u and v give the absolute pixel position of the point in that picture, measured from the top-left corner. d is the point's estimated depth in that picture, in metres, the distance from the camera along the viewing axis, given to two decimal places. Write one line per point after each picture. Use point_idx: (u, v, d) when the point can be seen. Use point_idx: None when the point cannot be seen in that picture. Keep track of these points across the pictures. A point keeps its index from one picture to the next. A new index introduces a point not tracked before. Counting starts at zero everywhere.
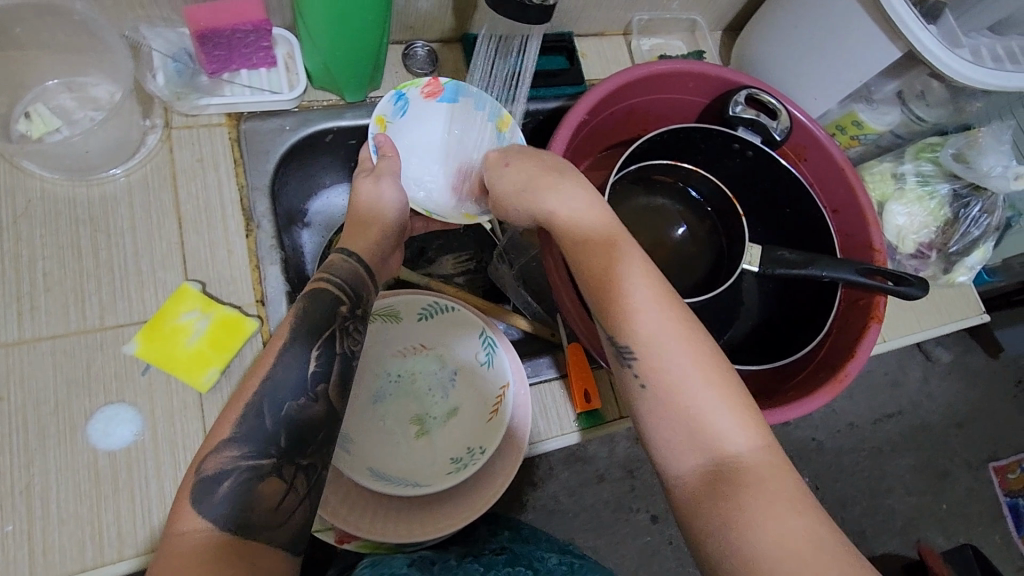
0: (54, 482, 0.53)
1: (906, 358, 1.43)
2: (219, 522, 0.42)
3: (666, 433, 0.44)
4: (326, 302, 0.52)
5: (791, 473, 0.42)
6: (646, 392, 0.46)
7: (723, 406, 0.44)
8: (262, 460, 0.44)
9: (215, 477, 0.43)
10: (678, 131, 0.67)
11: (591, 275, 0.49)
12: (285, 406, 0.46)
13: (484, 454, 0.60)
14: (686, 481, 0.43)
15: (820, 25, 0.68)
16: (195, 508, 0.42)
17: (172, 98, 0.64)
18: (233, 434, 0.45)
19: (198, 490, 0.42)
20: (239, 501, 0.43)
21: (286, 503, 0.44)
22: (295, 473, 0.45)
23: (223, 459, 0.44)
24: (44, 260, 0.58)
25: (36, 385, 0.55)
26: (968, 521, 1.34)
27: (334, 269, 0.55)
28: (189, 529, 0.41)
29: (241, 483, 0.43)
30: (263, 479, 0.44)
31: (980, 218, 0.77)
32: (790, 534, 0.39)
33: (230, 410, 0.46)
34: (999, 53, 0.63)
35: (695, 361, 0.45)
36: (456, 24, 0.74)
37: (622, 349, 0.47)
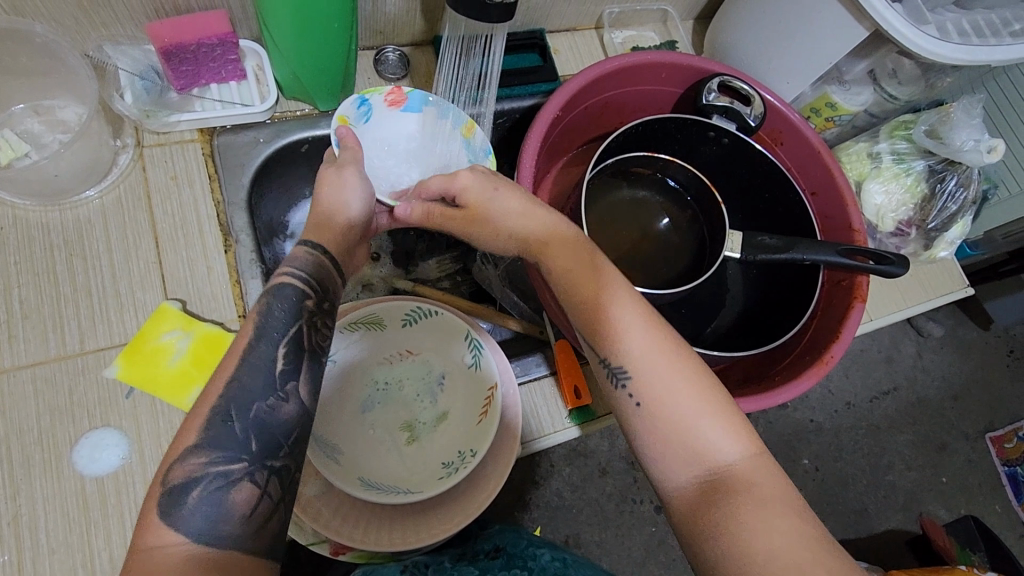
0: (42, 511, 0.52)
1: (898, 335, 1.44)
2: (191, 537, 0.38)
3: (660, 446, 0.44)
4: (289, 298, 0.47)
5: (779, 476, 0.43)
6: (639, 409, 0.46)
7: (717, 422, 0.44)
8: (233, 465, 0.40)
9: (182, 486, 0.39)
10: (653, 122, 0.67)
11: (578, 299, 0.49)
12: (253, 408, 0.42)
13: (475, 457, 0.59)
14: (683, 496, 0.43)
15: (787, 9, 0.68)
16: (164, 523, 0.38)
17: (140, 116, 0.63)
18: (197, 440, 0.40)
19: (165, 501, 0.39)
20: (213, 511, 0.39)
21: (260, 511, 0.40)
22: (269, 478, 0.41)
23: (190, 467, 0.40)
24: (21, 287, 0.58)
25: (19, 414, 0.54)
26: (969, 493, 1.35)
27: (296, 262, 0.49)
28: (160, 543, 0.37)
29: (210, 492, 0.39)
30: (235, 487, 0.40)
31: (957, 191, 0.77)
32: (781, 534, 0.41)
33: (194, 415, 0.42)
34: (964, 27, 0.63)
35: (687, 380, 0.45)
36: (427, 27, 0.74)
37: (615, 371, 0.47)
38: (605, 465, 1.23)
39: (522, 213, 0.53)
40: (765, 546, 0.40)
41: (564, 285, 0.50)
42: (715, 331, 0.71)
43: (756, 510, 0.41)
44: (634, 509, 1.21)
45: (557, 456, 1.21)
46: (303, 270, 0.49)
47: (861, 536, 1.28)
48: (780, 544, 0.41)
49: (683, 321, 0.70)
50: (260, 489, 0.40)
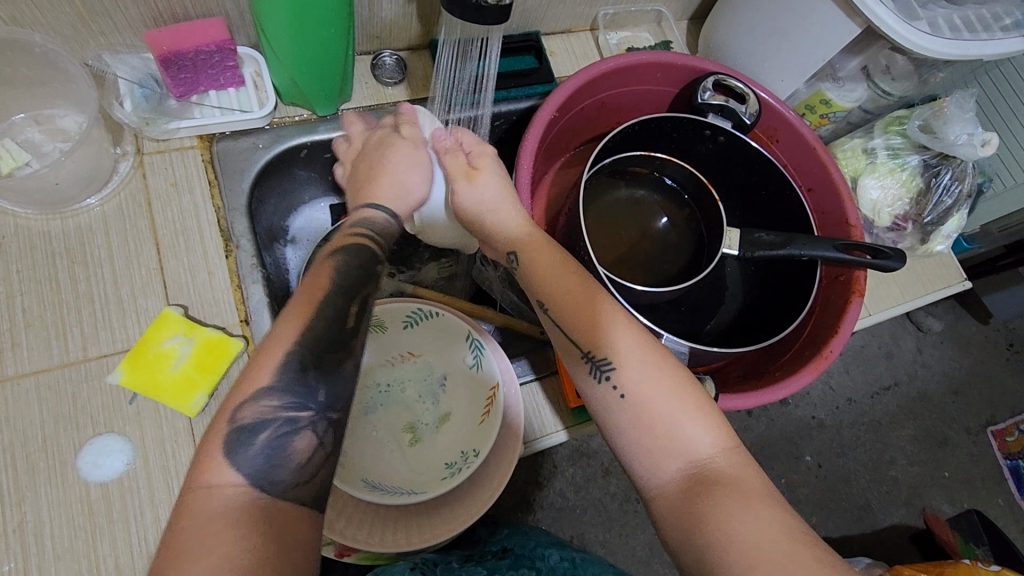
0: (48, 517, 0.52)
1: (898, 330, 1.44)
2: (249, 479, 0.40)
3: (645, 438, 0.46)
4: (362, 254, 0.50)
5: (755, 470, 0.45)
6: (624, 401, 0.47)
7: (696, 417, 0.46)
8: (301, 412, 0.43)
9: (251, 426, 0.41)
10: (649, 122, 0.67)
11: (563, 298, 0.50)
12: (325, 358, 0.44)
13: (477, 457, 0.60)
14: (666, 487, 0.45)
15: (780, 7, 0.69)
16: (227, 460, 0.40)
17: (140, 124, 0.63)
18: (269, 382, 0.43)
19: (232, 439, 0.41)
20: (274, 456, 0.41)
21: (314, 461, 0.43)
22: (328, 430, 0.43)
23: (261, 409, 0.42)
24: (24, 295, 0.58)
25: (23, 422, 0.54)
26: (972, 486, 1.35)
27: (365, 224, 0.53)
28: (220, 483, 0.40)
29: (277, 435, 0.42)
30: (298, 433, 0.42)
31: (952, 186, 0.78)
32: (770, 529, 0.41)
33: (265, 357, 0.43)
34: (956, 22, 0.64)
35: (668, 377, 0.47)
36: (423, 31, 0.74)
37: (599, 364, 0.48)
38: (608, 465, 1.23)
39: (510, 209, 0.56)
40: (752, 539, 0.41)
41: (550, 284, 0.51)
42: (715, 328, 0.71)
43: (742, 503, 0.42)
44: (638, 509, 1.21)
45: (560, 456, 1.21)
46: (372, 232, 0.53)
47: (865, 532, 1.28)
48: (771, 539, 0.41)
49: (683, 319, 0.70)
50: (319, 440, 0.43)
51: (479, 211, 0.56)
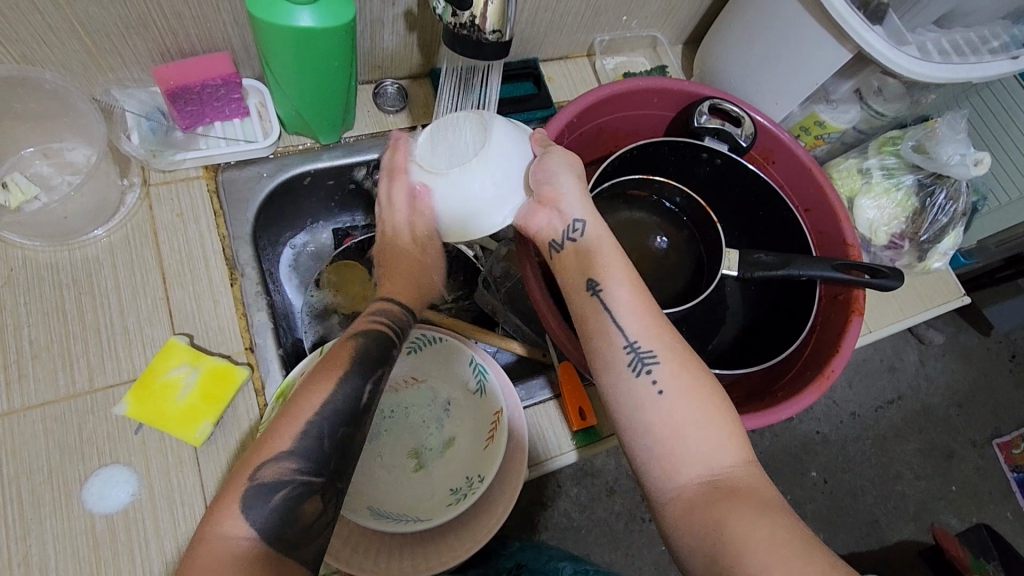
0: (52, 551, 0.52)
1: (899, 343, 1.44)
2: (260, 534, 0.43)
3: (675, 438, 0.46)
4: (376, 341, 0.53)
5: (765, 484, 0.45)
6: (663, 399, 0.47)
7: (723, 427, 0.46)
8: (314, 477, 0.46)
9: (272, 485, 0.44)
10: (646, 146, 0.70)
11: (614, 293, 0.51)
12: (341, 431, 0.48)
13: (483, 482, 0.59)
14: (685, 491, 0.45)
15: (773, 32, 0.70)
16: (240, 514, 0.43)
17: (147, 156, 0.65)
18: (291, 449, 0.45)
19: (248, 496, 0.43)
20: (282, 515, 0.44)
21: (319, 524, 0.46)
22: (332, 499, 0.47)
23: (282, 469, 0.45)
24: (31, 327, 0.59)
25: (29, 455, 0.55)
26: (980, 500, 1.34)
27: (379, 311, 0.57)
28: (231, 535, 0.42)
29: (288, 498, 0.44)
30: (308, 498, 0.45)
31: (946, 205, 0.79)
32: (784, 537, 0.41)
33: (285, 423, 0.47)
34: (944, 46, 0.65)
35: (702, 386, 0.48)
36: (424, 60, 0.76)
37: (642, 355, 0.49)
38: (612, 484, 1.22)
39: (578, 199, 0.54)
40: (768, 548, 0.40)
41: (609, 273, 0.52)
42: (717, 348, 0.72)
43: (756, 510, 0.42)
44: (643, 528, 1.20)
45: (564, 476, 1.21)
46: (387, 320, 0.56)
47: (874, 548, 1.27)
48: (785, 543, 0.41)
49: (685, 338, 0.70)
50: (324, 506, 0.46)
51: (547, 194, 0.53)
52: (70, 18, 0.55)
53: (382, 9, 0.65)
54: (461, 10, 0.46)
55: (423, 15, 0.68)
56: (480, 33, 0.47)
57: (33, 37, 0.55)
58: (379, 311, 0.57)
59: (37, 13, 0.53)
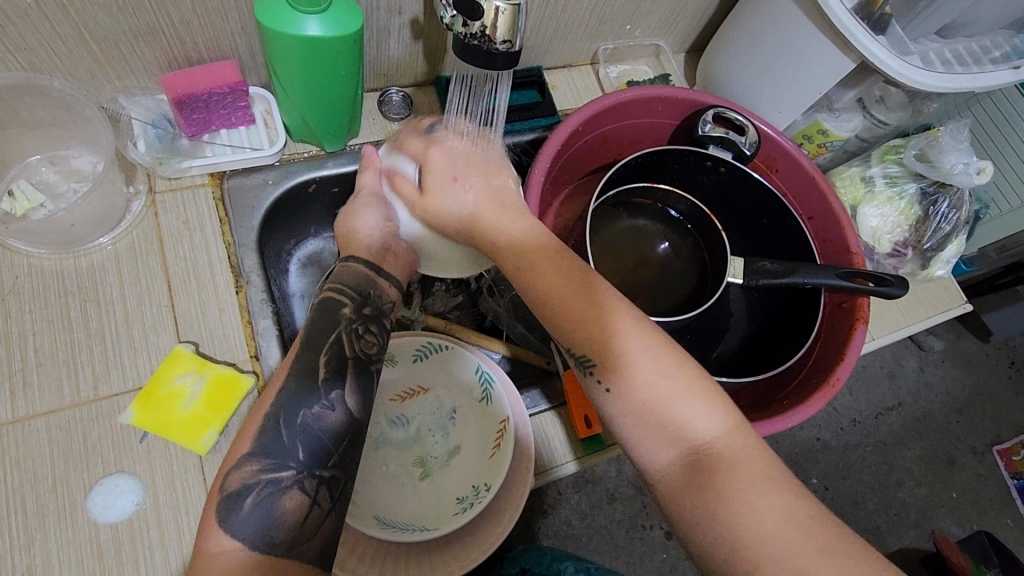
0: (56, 561, 0.52)
1: (900, 350, 1.45)
2: (247, 540, 0.44)
3: (638, 431, 0.46)
4: (332, 311, 0.54)
5: (756, 450, 0.45)
6: (613, 396, 0.47)
7: (687, 394, 0.46)
8: (283, 471, 0.46)
9: (240, 491, 0.45)
10: (650, 155, 0.69)
11: (550, 287, 0.51)
12: (301, 416, 0.48)
13: (489, 491, 0.60)
14: (665, 478, 0.45)
15: (776, 42, 0.71)
16: (223, 530, 0.44)
17: (154, 164, 0.64)
18: (253, 449, 0.47)
19: (225, 506, 0.45)
20: (265, 516, 0.45)
21: (313, 518, 0.46)
22: (318, 486, 0.47)
23: (246, 473, 0.46)
24: (35, 335, 0.58)
25: (33, 464, 0.54)
26: (980, 507, 1.34)
27: (341, 277, 0.56)
28: (220, 549, 0.43)
29: (263, 498, 0.45)
30: (287, 494, 0.46)
31: (950, 213, 0.79)
32: (788, 504, 0.42)
33: (251, 426, 0.48)
34: (947, 56, 0.66)
35: (650, 360, 0.47)
36: (429, 68, 0.76)
37: (580, 359, 0.49)
38: (613, 492, 1.22)
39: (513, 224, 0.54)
40: (759, 530, 0.41)
41: (537, 271, 0.51)
42: (722, 355, 0.72)
43: (749, 477, 0.43)
44: (644, 535, 1.20)
45: (565, 483, 1.20)
46: (345, 286, 0.55)
47: None
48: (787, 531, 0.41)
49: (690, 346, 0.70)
50: (310, 496, 0.46)
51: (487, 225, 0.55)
52: (79, 27, 0.55)
53: (389, 18, 0.65)
54: (472, 20, 0.46)
55: (429, 24, 0.68)
56: (491, 44, 0.47)
57: (42, 45, 0.55)
58: (338, 276, 0.56)
59: (46, 21, 0.53)
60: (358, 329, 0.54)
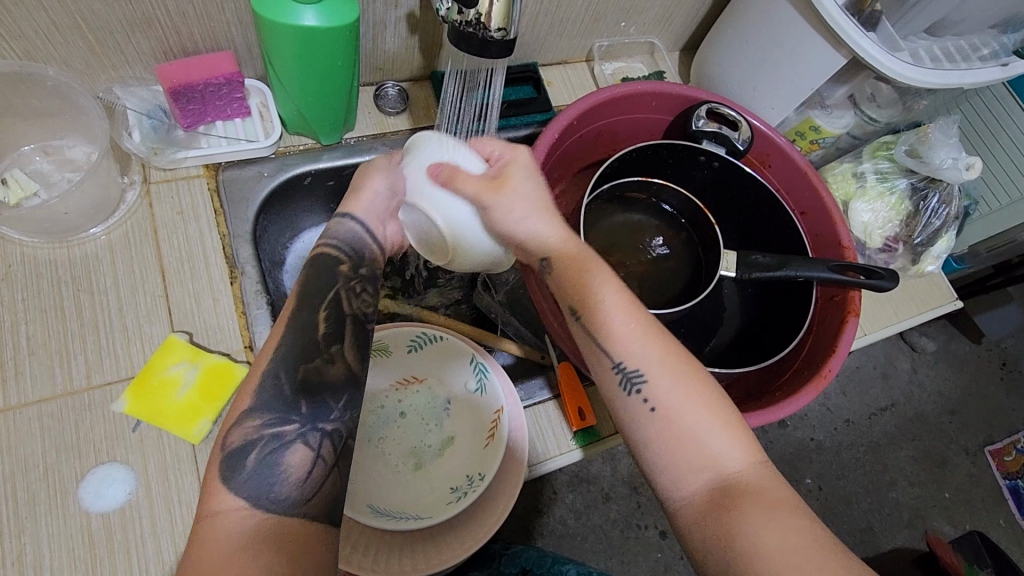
0: (46, 550, 0.51)
1: (892, 350, 1.46)
2: (250, 497, 0.43)
3: (674, 456, 0.45)
4: (328, 269, 0.53)
5: (781, 485, 0.45)
6: (656, 418, 0.46)
7: (725, 432, 0.46)
8: (284, 425, 0.46)
9: (241, 448, 0.45)
10: (645, 148, 0.70)
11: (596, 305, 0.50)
12: (300, 369, 0.48)
13: (483, 479, 0.60)
14: (691, 504, 0.44)
15: (768, 38, 0.72)
16: (229, 488, 0.43)
17: (149, 154, 0.65)
18: (253, 404, 0.46)
19: (226, 466, 0.44)
20: (268, 473, 0.44)
21: (316, 475, 0.46)
22: (321, 441, 0.47)
23: (248, 429, 0.45)
24: (27, 323, 0.58)
25: (24, 452, 0.54)
26: (972, 508, 1.35)
27: (337, 233, 0.55)
28: (224, 508, 0.42)
29: (267, 453, 0.45)
30: (293, 450, 0.46)
31: (939, 208, 0.80)
32: (797, 546, 0.41)
33: (249, 381, 0.48)
34: (936, 53, 0.67)
35: (696, 394, 0.47)
36: (425, 63, 0.77)
37: (629, 375, 0.48)
38: (607, 491, 1.22)
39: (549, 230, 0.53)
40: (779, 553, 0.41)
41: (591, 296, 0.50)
42: (714, 349, 0.72)
43: (767, 518, 0.42)
44: (639, 535, 1.20)
45: (560, 483, 1.20)
46: (338, 240, 0.55)
47: (869, 556, 1.27)
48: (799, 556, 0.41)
49: (683, 340, 0.71)
50: (313, 451, 0.46)
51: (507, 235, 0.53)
52: (75, 16, 0.55)
53: (385, 11, 0.66)
54: (467, 9, 0.47)
55: (425, 18, 0.69)
56: (486, 32, 0.48)
57: (37, 34, 0.55)
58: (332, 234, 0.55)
59: (42, 9, 0.53)
60: (356, 287, 0.54)
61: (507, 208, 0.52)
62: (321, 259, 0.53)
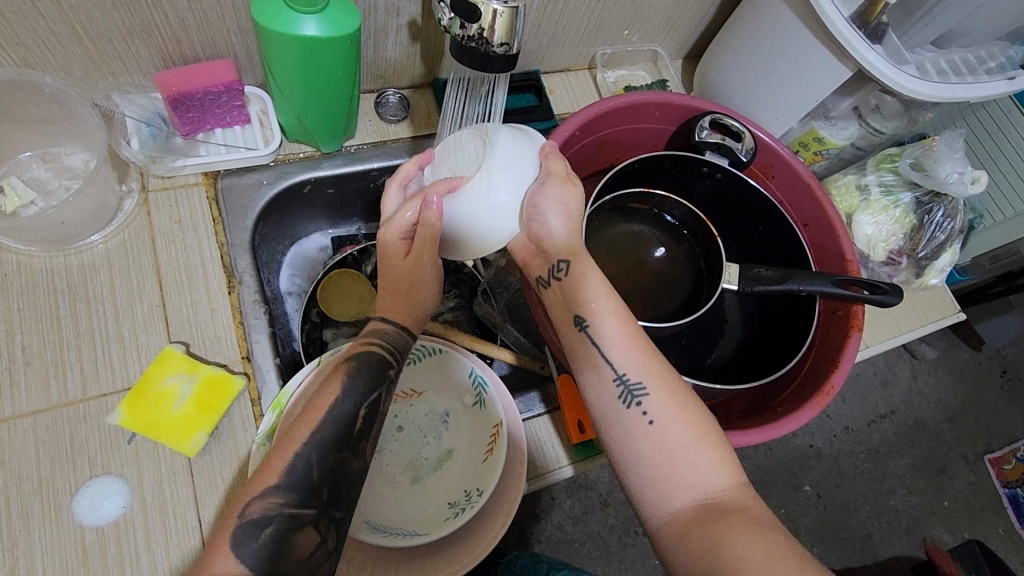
0: (39, 563, 0.51)
1: (893, 358, 1.45)
2: (252, 565, 0.43)
3: (662, 472, 0.45)
4: (373, 370, 0.52)
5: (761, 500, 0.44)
6: (651, 433, 0.46)
7: (714, 452, 0.45)
8: (303, 509, 0.46)
9: (258, 520, 0.44)
10: (647, 159, 0.69)
11: (600, 319, 0.51)
12: (328, 458, 0.48)
13: (482, 496, 0.59)
14: (677, 519, 0.44)
15: (774, 49, 0.71)
16: (231, 552, 0.43)
17: (147, 162, 0.64)
18: (280, 482, 0.46)
19: (239, 534, 0.44)
20: (275, 549, 0.44)
21: (317, 556, 0.46)
22: (329, 526, 0.47)
23: (268, 504, 0.45)
24: (23, 333, 0.58)
25: (17, 464, 0.53)
26: (972, 516, 1.34)
27: (384, 334, 0.54)
28: (224, 572, 0.42)
29: (281, 530, 0.44)
30: (302, 530, 0.45)
31: (944, 222, 0.79)
32: (780, 558, 0.40)
33: (274, 459, 0.47)
34: (942, 66, 0.66)
35: (692, 413, 0.47)
36: (426, 70, 0.76)
37: (631, 388, 0.48)
38: (606, 497, 1.22)
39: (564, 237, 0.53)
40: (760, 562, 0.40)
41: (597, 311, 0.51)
42: (715, 362, 0.72)
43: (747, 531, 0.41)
44: (637, 542, 1.19)
45: (558, 488, 1.20)
46: (385, 341, 0.53)
47: (867, 564, 1.27)
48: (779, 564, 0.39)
49: (684, 352, 0.70)
50: (322, 537, 0.46)
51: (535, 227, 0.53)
52: (73, 23, 0.54)
53: (387, 19, 0.65)
54: (470, 22, 0.46)
55: (427, 26, 0.68)
56: (489, 46, 0.47)
57: (34, 41, 0.55)
58: (376, 334, 0.54)
59: (40, 16, 0.53)
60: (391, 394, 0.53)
61: (557, 200, 0.52)
62: (364, 357, 0.52)
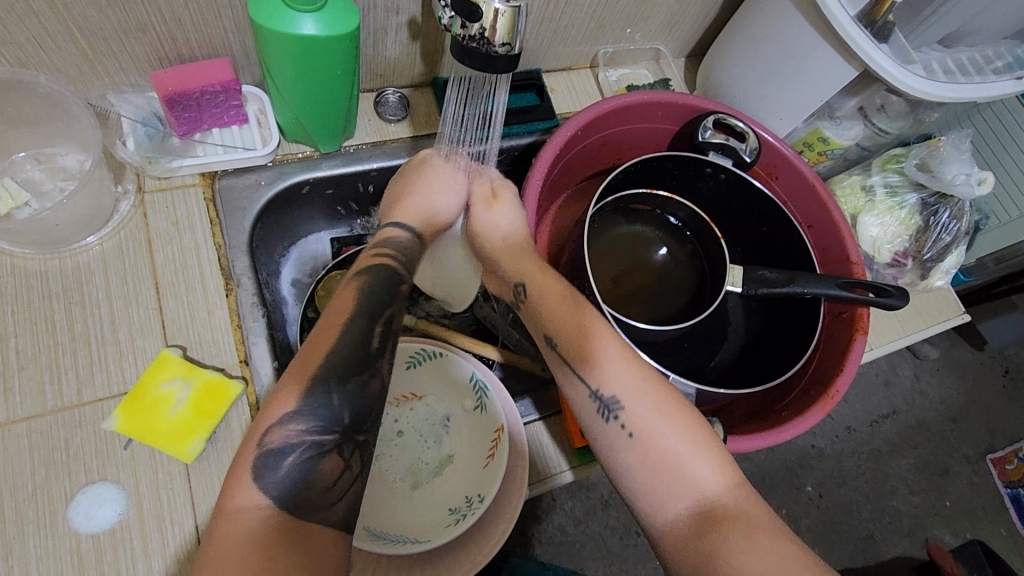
0: (33, 571, 0.50)
1: (895, 357, 1.44)
2: (275, 500, 0.42)
3: (651, 481, 0.45)
4: (383, 275, 0.52)
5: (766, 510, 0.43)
6: (633, 444, 0.46)
7: (703, 454, 0.45)
8: (325, 435, 0.44)
9: (279, 450, 0.43)
10: (650, 161, 0.68)
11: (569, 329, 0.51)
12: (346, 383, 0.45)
13: (483, 502, 0.58)
14: (672, 529, 0.43)
15: (778, 48, 0.70)
16: (255, 484, 0.42)
17: (143, 162, 0.64)
18: (296, 408, 0.44)
19: (260, 463, 0.43)
20: (299, 480, 0.43)
21: (342, 482, 0.44)
22: (353, 450, 0.45)
23: (288, 433, 0.43)
24: (17, 337, 0.57)
25: (12, 470, 0.53)
26: (974, 516, 1.33)
27: (391, 242, 0.55)
28: (248, 508, 0.41)
29: (302, 460, 0.43)
30: (325, 456, 0.44)
31: (950, 223, 0.79)
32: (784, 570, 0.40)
33: (291, 381, 0.45)
34: (950, 66, 0.65)
35: (675, 417, 0.46)
36: (426, 69, 0.75)
37: (606, 402, 0.47)
38: (607, 498, 1.21)
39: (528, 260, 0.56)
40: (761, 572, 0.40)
41: (564, 327, 0.51)
42: (718, 365, 0.71)
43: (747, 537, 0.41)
44: (638, 542, 1.19)
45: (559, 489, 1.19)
46: (394, 249, 0.54)
47: (869, 565, 1.26)
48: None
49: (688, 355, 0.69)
50: (347, 463, 0.45)
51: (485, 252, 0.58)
52: (67, 22, 0.53)
53: (386, 18, 0.64)
54: (471, 22, 0.45)
55: (427, 24, 0.67)
56: (490, 46, 0.46)
57: (28, 40, 0.54)
58: (389, 243, 0.55)
59: (32, 15, 0.51)
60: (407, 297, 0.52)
61: (487, 220, 0.58)
62: (376, 264, 0.52)
